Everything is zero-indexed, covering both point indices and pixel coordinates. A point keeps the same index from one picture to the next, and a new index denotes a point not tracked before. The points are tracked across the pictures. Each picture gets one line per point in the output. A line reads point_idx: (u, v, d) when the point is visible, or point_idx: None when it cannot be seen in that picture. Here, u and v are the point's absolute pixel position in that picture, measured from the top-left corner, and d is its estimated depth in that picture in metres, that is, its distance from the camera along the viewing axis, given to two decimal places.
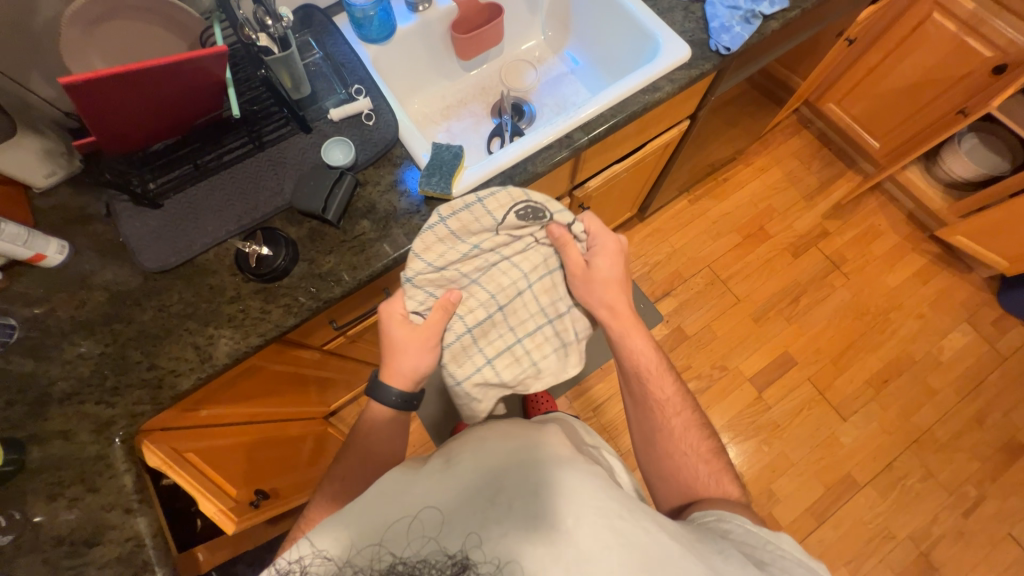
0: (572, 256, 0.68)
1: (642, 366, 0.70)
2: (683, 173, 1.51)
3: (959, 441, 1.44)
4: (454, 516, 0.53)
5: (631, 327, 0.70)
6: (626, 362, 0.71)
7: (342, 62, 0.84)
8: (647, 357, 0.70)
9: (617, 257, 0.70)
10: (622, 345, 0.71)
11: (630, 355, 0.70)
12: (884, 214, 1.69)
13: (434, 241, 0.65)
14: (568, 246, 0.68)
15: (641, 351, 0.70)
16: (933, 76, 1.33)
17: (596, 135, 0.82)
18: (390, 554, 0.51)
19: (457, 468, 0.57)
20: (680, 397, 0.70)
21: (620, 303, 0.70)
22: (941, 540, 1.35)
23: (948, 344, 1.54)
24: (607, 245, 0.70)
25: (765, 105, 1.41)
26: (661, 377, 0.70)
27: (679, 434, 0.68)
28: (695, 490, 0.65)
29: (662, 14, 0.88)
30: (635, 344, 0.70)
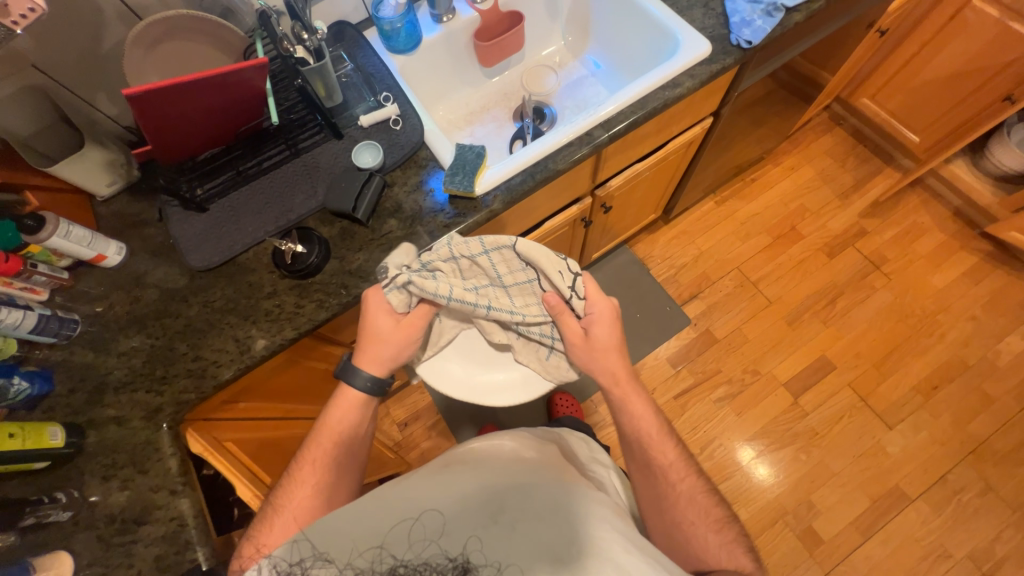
0: (569, 327, 0.71)
1: (642, 434, 0.70)
2: (708, 174, 1.49)
3: (1022, 452, 1.33)
4: (456, 520, 0.52)
5: (628, 392, 0.71)
6: (627, 428, 0.71)
7: (371, 73, 0.88)
8: (647, 422, 0.70)
9: (613, 325, 0.71)
10: (624, 409, 0.72)
11: (630, 420, 0.71)
12: (928, 211, 1.61)
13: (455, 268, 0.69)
14: (566, 314, 0.71)
15: (640, 416, 0.71)
16: (975, 65, 1.28)
17: (616, 132, 0.82)
18: (391, 556, 0.49)
19: (456, 482, 0.57)
20: (682, 463, 0.69)
21: (619, 365, 0.72)
22: (1005, 561, 1.24)
23: (1005, 348, 1.43)
24: (602, 312, 0.70)
25: (795, 103, 1.38)
26: (662, 445, 0.69)
27: (685, 504, 0.66)
28: (710, 560, 0.62)
29: (681, 13, 0.89)
30: (634, 410, 0.71)
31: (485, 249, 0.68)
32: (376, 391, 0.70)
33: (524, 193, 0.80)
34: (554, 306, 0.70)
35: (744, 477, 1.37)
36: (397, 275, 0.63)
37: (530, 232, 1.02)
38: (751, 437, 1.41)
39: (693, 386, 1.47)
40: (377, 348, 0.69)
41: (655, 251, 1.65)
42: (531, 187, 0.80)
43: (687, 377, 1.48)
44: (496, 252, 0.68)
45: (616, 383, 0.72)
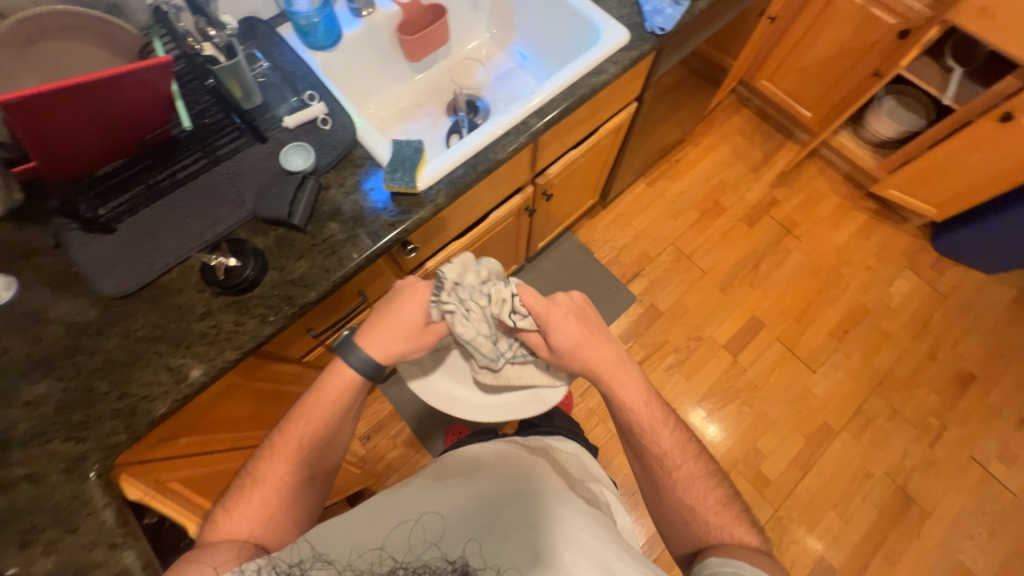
0: (531, 339, 0.74)
1: (635, 424, 0.72)
2: (638, 157, 1.57)
3: (916, 376, 1.55)
4: (454, 524, 0.54)
5: (621, 379, 0.73)
6: (622, 416, 0.73)
7: (291, 71, 0.83)
8: (640, 412, 0.72)
9: (569, 319, 0.72)
10: (615, 400, 0.73)
11: (626, 410, 0.73)
12: (825, 178, 1.81)
13: None
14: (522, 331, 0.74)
15: (635, 406, 0.72)
16: (848, 46, 1.46)
17: (550, 119, 0.85)
18: (390, 558, 0.51)
19: (457, 488, 0.60)
20: (679, 448, 0.72)
21: (600, 355, 0.72)
22: (914, 471, 1.45)
23: (896, 290, 1.66)
24: (553, 313, 0.70)
25: (707, 86, 1.49)
26: (658, 431, 0.72)
27: (683, 486, 0.71)
28: (709, 539, 0.67)
29: (598, 3, 0.93)
30: (627, 401, 0.72)
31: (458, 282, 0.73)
32: (371, 377, 0.70)
33: (467, 185, 0.79)
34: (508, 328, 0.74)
35: (698, 436, 1.47)
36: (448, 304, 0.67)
37: (477, 225, 1.02)
38: (701, 398, 1.52)
39: (645, 358, 1.56)
40: (386, 337, 0.69)
41: (597, 235, 1.71)
42: (474, 179, 0.80)
43: (639, 350, 1.57)
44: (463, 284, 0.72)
45: (603, 376, 0.73)
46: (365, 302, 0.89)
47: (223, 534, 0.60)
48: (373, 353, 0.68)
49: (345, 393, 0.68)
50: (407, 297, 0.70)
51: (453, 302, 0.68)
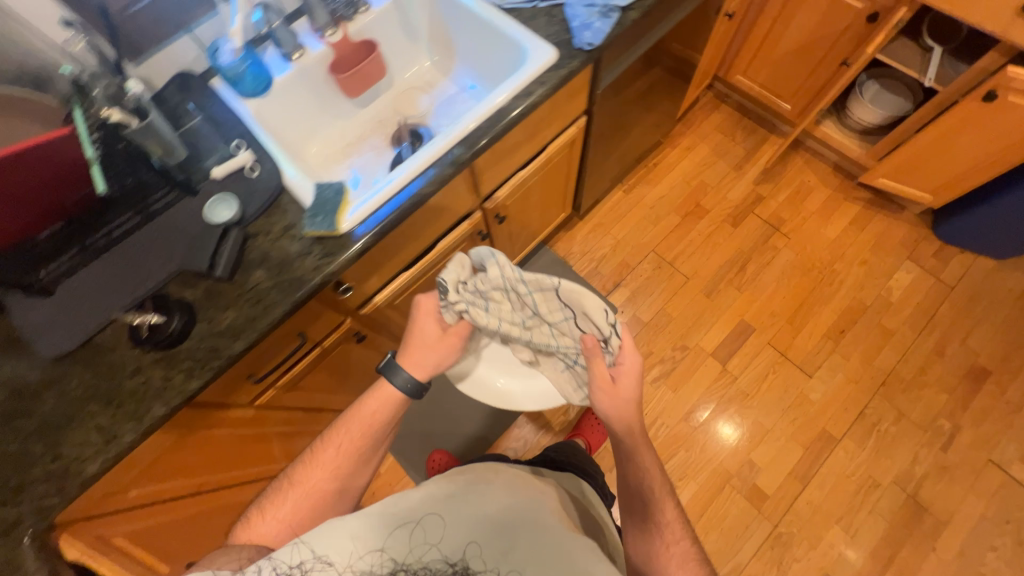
0: (598, 369, 0.75)
1: (644, 488, 0.78)
2: (608, 167, 1.54)
3: (923, 375, 1.45)
4: (454, 530, 0.64)
5: (642, 448, 0.79)
6: (632, 479, 0.80)
7: (220, 121, 0.85)
8: (654, 480, 0.79)
9: (643, 376, 0.77)
10: (632, 462, 0.79)
11: (638, 473, 0.79)
12: (812, 170, 1.73)
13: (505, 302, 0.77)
14: (598, 356, 0.76)
15: (648, 472, 0.79)
16: (818, 34, 1.39)
17: (478, 147, 0.83)
18: (391, 558, 0.61)
19: (462, 496, 0.68)
20: (679, 526, 0.77)
21: (634, 419, 0.78)
22: (925, 479, 1.35)
23: (896, 284, 1.57)
24: (636, 365, 0.76)
25: (674, 89, 1.44)
26: (663, 503, 0.78)
27: (676, 565, 0.74)
28: None
29: (526, 23, 0.91)
30: (643, 467, 0.79)
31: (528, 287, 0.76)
32: (410, 394, 0.78)
33: (369, 245, 0.77)
34: (589, 347, 0.76)
35: (688, 450, 1.41)
36: (455, 303, 0.73)
37: (427, 253, 1.02)
38: (690, 411, 1.46)
39: None
40: (421, 355, 0.77)
41: (575, 247, 1.68)
42: (401, 215, 0.79)
43: None
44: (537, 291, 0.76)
45: (630, 436, 0.78)
46: (307, 342, 0.89)
47: (254, 533, 0.71)
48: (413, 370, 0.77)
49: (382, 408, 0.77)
50: (424, 310, 0.77)
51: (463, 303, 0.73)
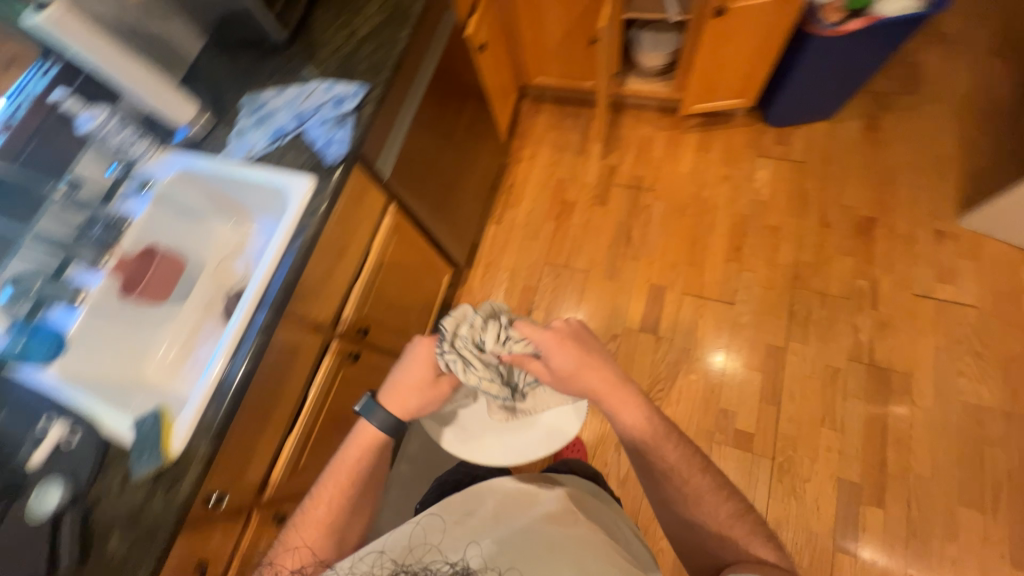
0: (534, 368, 0.78)
1: (640, 442, 0.78)
2: (462, 216, 1.57)
3: (823, 250, 1.51)
4: (453, 534, 0.70)
5: (619, 402, 0.78)
6: (625, 434, 0.79)
7: (25, 404, 0.82)
8: (641, 430, 0.77)
9: (569, 350, 0.77)
10: (616, 419, 0.79)
11: (627, 429, 0.78)
12: (644, 122, 1.81)
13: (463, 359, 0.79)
14: (528, 360, 0.78)
15: (634, 425, 0.78)
16: (571, 20, 1.48)
17: (276, 301, 0.83)
18: (390, 559, 0.67)
19: (470, 507, 0.74)
20: (684, 461, 0.77)
21: (597, 381, 0.77)
22: (873, 341, 1.38)
23: (761, 183, 1.64)
24: (550, 342, 0.76)
25: (478, 124, 1.50)
26: (662, 445, 0.77)
27: (693, 501, 0.76)
28: (727, 556, 0.72)
29: (278, 163, 0.93)
30: (626, 422, 0.78)
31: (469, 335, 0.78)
32: (390, 434, 0.80)
33: (234, 404, 0.78)
34: (517, 358, 0.78)
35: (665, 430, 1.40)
36: (448, 355, 0.76)
37: (301, 409, 0.99)
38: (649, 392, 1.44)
39: None
40: (406, 400, 0.80)
41: (477, 297, 1.69)
42: (229, 407, 0.77)
43: None
44: (462, 341, 0.77)
45: (602, 399, 0.78)
46: (212, 565, 0.85)
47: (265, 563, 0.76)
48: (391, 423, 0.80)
49: (372, 450, 0.81)
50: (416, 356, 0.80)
51: (448, 355, 0.76)
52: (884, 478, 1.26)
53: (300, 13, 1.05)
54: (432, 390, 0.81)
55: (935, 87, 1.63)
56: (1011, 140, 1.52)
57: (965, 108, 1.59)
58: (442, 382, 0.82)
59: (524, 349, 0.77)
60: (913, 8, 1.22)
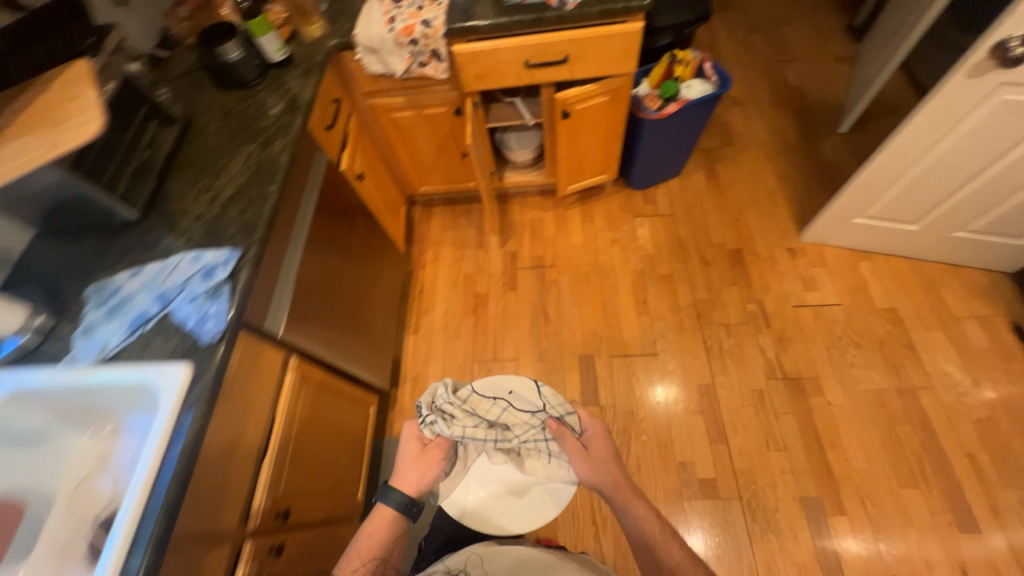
0: (569, 443, 0.97)
1: (646, 535, 0.95)
2: (377, 339, 1.49)
3: (712, 286, 1.68)
4: None
5: (630, 498, 0.98)
6: (630, 522, 0.97)
7: None
8: (648, 522, 0.96)
9: (606, 440, 1.02)
10: (624, 508, 0.98)
11: (632, 519, 0.97)
12: (530, 206, 1.95)
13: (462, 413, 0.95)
14: (567, 435, 0.98)
15: (642, 518, 0.97)
16: (440, 136, 1.59)
17: (154, 536, 0.66)
18: None
19: None
20: (686, 558, 0.92)
21: (619, 473, 0.99)
22: (780, 357, 1.52)
23: (644, 239, 1.82)
24: (596, 430, 1.02)
25: (373, 245, 1.49)
26: (666, 543, 0.94)
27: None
28: None
29: (140, 357, 0.79)
30: (637, 512, 0.97)
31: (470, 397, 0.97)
32: (402, 514, 0.95)
33: None
34: (558, 430, 0.97)
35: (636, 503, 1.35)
36: (429, 418, 0.93)
37: None
38: None
39: None
40: (409, 476, 0.96)
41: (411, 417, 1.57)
42: None
43: None
44: (464, 398, 0.97)
45: (617, 490, 0.98)
46: None
47: None
48: (397, 496, 0.94)
49: (382, 535, 0.94)
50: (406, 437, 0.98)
51: (434, 414, 0.93)
52: (836, 484, 1.32)
53: (152, 186, 0.98)
54: (427, 453, 0.98)
55: (745, 138, 2.01)
56: (811, 168, 1.90)
57: (771, 150, 1.97)
58: (436, 449, 0.98)
59: (571, 425, 1.00)
60: (709, 90, 1.51)
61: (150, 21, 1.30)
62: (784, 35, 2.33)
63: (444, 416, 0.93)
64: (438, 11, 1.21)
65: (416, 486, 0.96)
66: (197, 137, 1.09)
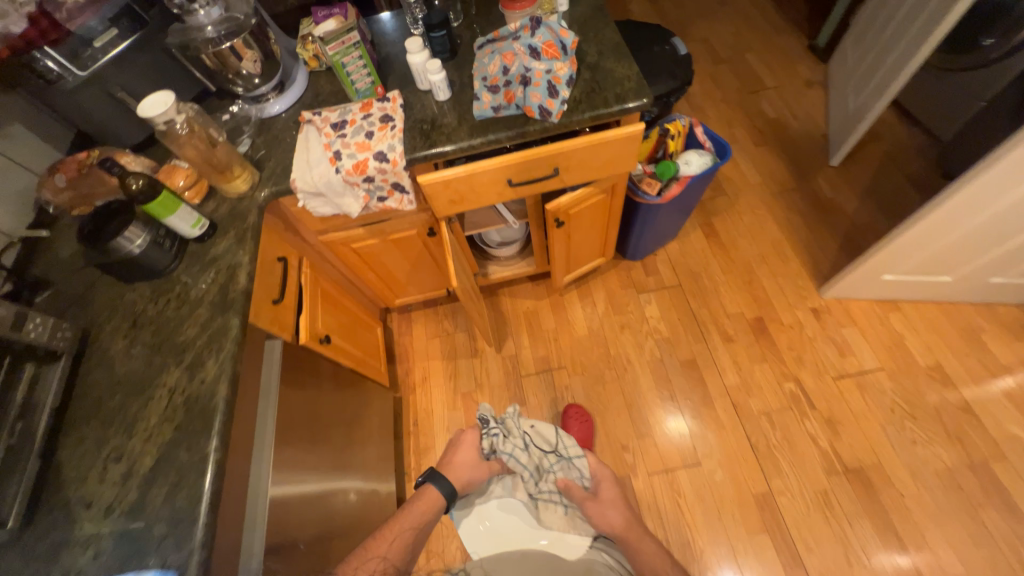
0: (578, 492, 1.10)
1: (648, 572, 0.97)
2: (377, 519, 1.22)
3: (741, 366, 1.51)
4: None
5: (641, 535, 1.04)
6: (640, 563, 0.99)
7: None
8: (654, 557, 0.99)
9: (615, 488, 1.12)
10: (632, 549, 1.02)
11: (639, 552, 1.01)
12: (521, 297, 1.73)
13: (517, 438, 1.09)
14: (574, 485, 1.11)
15: (646, 553, 1.00)
16: (412, 254, 1.35)
17: None
18: None
19: None
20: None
21: (619, 516, 1.06)
22: (834, 445, 1.35)
23: (655, 319, 1.63)
24: (604, 474, 1.15)
25: (355, 406, 1.23)
26: (667, 571, 0.97)
27: None
28: None
29: None
30: (644, 549, 1.01)
31: (527, 428, 1.13)
32: (445, 500, 1.02)
33: None
34: (566, 485, 1.11)
35: None
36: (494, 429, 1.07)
37: None
38: None
39: None
40: (459, 470, 1.07)
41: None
42: None
43: None
44: (524, 425, 1.12)
45: (625, 531, 1.04)
46: None
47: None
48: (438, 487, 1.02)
49: (423, 507, 1.00)
50: (466, 441, 1.09)
51: (501, 429, 1.08)
52: None
53: (34, 469, 0.70)
54: (484, 463, 1.09)
55: (737, 184, 1.87)
56: (811, 209, 1.77)
57: (766, 194, 1.83)
58: (488, 463, 1.10)
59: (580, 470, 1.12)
60: (708, 162, 1.33)
61: (18, 197, 1.01)
62: (749, 62, 2.22)
63: (507, 437, 1.08)
64: (393, 139, 0.99)
65: (458, 479, 1.06)
66: (99, 367, 0.82)
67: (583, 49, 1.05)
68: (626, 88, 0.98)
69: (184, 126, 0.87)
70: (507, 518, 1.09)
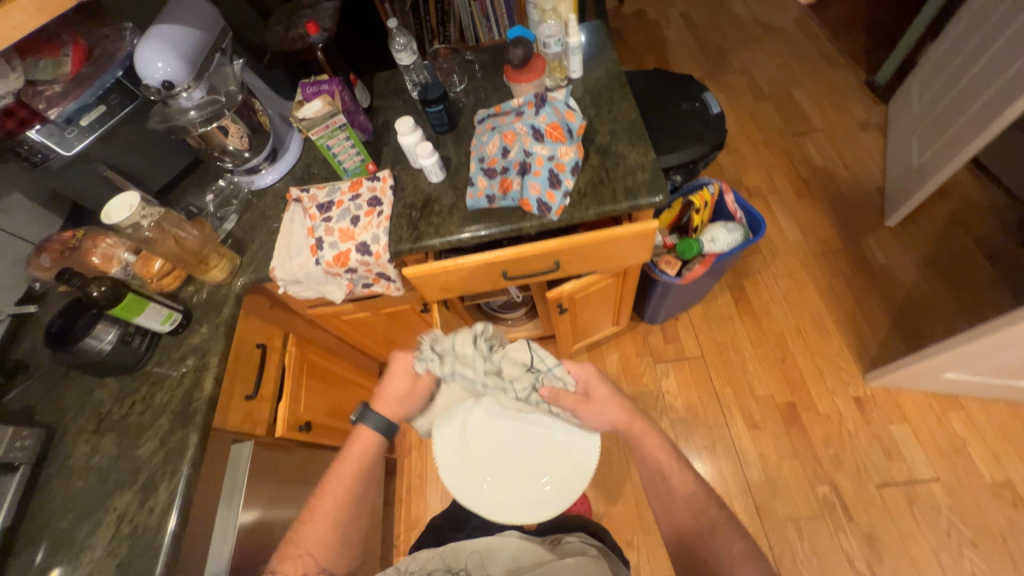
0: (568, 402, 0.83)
1: (657, 470, 0.84)
2: None
3: (767, 458, 1.34)
4: None
5: (647, 432, 0.86)
6: (648, 462, 0.85)
7: None
8: (661, 458, 0.85)
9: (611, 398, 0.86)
10: (640, 449, 0.86)
11: (649, 455, 0.85)
12: None
13: (468, 357, 0.78)
14: (561, 395, 0.82)
15: (653, 455, 0.85)
16: (408, 324, 1.27)
17: None
18: None
19: None
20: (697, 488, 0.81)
21: (619, 415, 0.86)
22: (872, 566, 1.18)
23: (671, 392, 1.49)
24: (589, 372, 0.86)
25: None
26: (673, 474, 0.83)
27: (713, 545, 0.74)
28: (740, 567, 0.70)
29: None
30: (649, 451, 0.85)
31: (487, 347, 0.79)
32: (383, 436, 0.87)
33: None
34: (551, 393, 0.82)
35: None
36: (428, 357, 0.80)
37: None
38: None
39: None
40: (392, 405, 0.86)
41: None
42: None
43: None
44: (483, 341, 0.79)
45: (627, 427, 0.86)
46: None
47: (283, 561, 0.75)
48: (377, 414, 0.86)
49: (362, 451, 0.86)
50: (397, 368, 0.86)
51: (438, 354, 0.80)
52: None
53: None
54: (420, 386, 0.86)
55: (774, 241, 1.68)
56: (860, 276, 1.58)
57: (807, 255, 1.64)
58: (427, 381, 0.86)
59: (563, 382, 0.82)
60: (735, 240, 1.18)
61: None
62: (796, 99, 2.02)
63: (448, 364, 0.79)
64: (378, 229, 0.91)
65: (398, 408, 0.87)
66: (57, 477, 0.78)
67: (594, 128, 0.94)
68: (640, 182, 0.86)
69: (152, 227, 0.84)
70: (499, 430, 0.88)
